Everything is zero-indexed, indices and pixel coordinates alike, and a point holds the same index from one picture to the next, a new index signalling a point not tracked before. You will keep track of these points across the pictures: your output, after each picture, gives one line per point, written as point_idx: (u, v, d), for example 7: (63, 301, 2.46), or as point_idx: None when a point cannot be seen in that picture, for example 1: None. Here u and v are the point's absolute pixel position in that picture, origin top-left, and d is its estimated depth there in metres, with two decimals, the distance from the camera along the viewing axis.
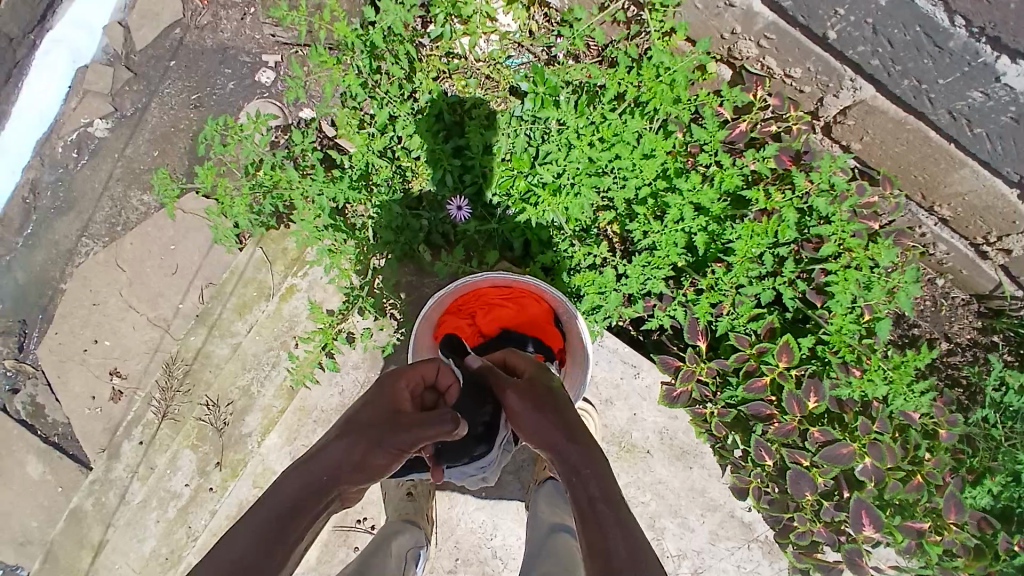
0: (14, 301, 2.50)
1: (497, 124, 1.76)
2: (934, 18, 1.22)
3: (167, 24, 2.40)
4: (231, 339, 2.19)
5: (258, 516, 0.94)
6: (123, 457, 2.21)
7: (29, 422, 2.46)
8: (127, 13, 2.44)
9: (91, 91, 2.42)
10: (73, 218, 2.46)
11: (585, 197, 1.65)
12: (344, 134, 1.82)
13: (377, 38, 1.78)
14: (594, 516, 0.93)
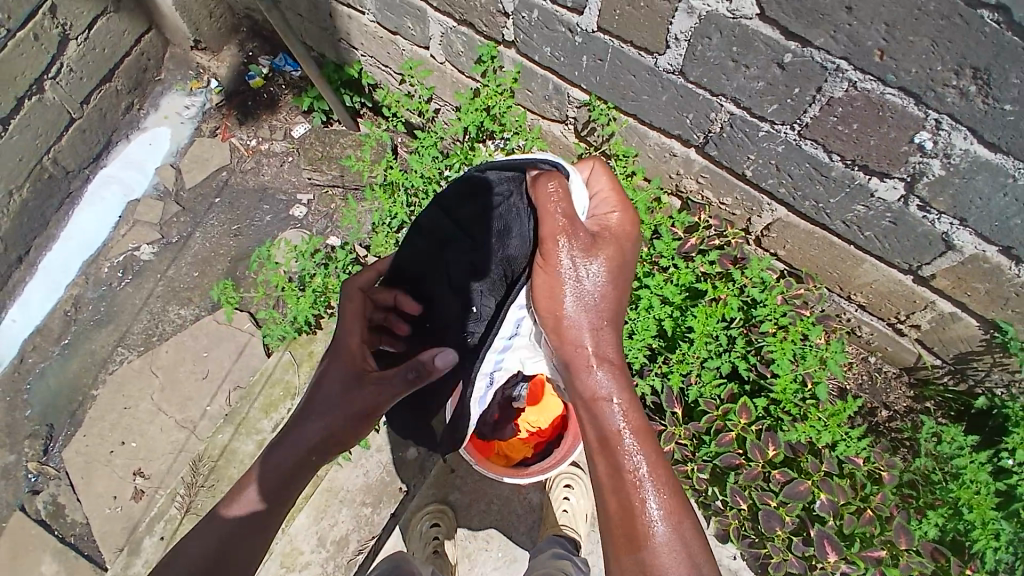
0: (45, 407, 2.68)
1: None
2: (817, 157, 1.68)
3: (214, 169, 2.87)
4: (257, 436, 2.42)
5: (250, 496, 1.31)
6: (144, 552, 2.31)
7: (48, 522, 2.53)
8: (179, 158, 2.91)
9: (141, 221, 2.83)
10: (111, 329, 2.73)
11: None
12: (381, 250, 2.21)
13: (416, 179, 2.24)
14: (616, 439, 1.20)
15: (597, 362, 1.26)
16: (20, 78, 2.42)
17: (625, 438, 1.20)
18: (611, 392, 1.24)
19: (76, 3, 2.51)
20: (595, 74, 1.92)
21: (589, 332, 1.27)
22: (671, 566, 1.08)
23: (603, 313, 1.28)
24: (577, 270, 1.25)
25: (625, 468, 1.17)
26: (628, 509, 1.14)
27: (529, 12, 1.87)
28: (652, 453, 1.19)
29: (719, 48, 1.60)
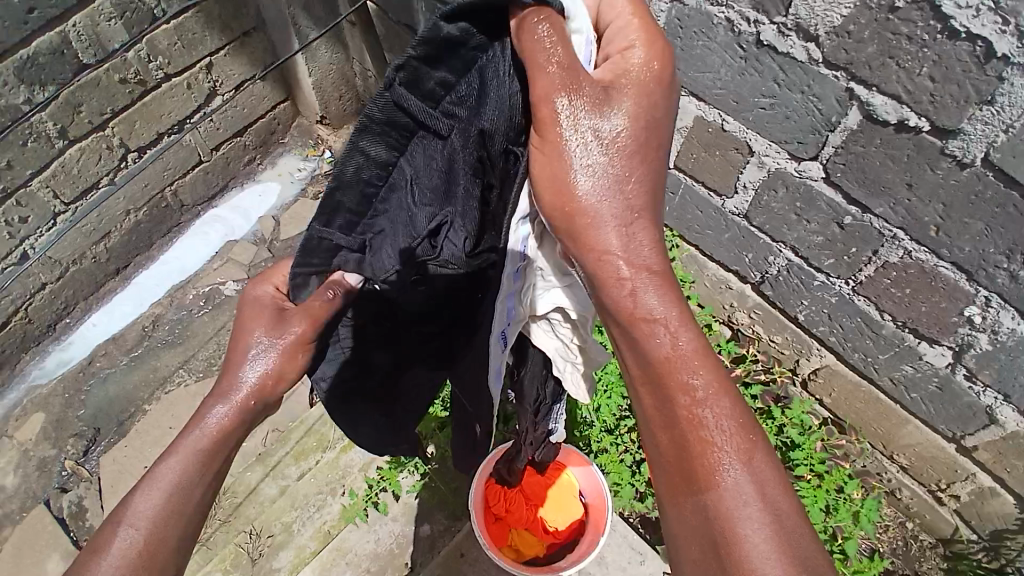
0: (97, 411, 2.82)
1: None
2: (869, 312, 1.75)
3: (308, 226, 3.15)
4: (281, 481, 2.38)
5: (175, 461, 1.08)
6: None
7: (66, 522, 2.58)
8: (280, 211, 3.22)
9: (233, 259, 3.10)
10: (178, 350, 2.92)
11: (614, 402, 2.30)
12: None
13: None
14: (664, 366, 0.93)
15: (628, 271, 0.95)
16: (165, 117, 2.86)
17: (679, 362, 0.92)
18: (653, 306, 0.94)
19: (231, 67, 2.96)
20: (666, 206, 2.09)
21: (614, 223, 0.96)
22: (747, 522, 0.84)
23: (631, 192, 0.97)
24: (593, 138, 0.95)
25: (683, 400, 0.91)
26: (691, 454, 0.89)
27: None
28: (714, 376, 0.93)
29: (783, 201, 1.76)
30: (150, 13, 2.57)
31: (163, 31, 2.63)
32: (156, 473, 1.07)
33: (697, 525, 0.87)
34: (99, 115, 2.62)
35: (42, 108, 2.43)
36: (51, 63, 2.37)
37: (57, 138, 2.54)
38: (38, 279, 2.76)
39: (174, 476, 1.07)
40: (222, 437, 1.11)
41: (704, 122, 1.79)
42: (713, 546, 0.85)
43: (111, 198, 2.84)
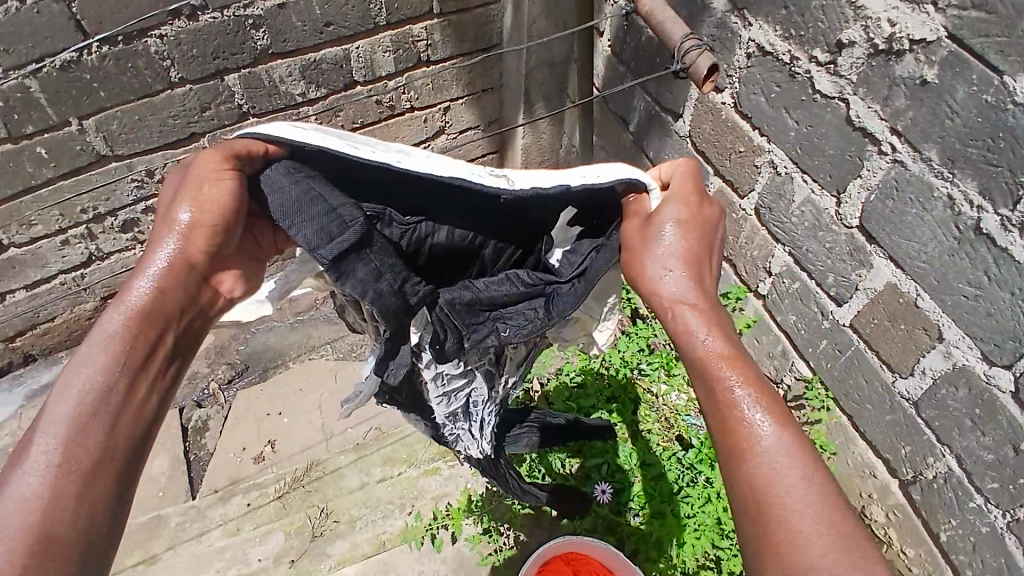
0: (254, 353, 3.24)
1: (662, 457, 2.34)
2: (1015, 557, 1.53)
3: None
4: (364, 476, 2.48)
5: (95, 338, 1.06)
6: (226, 507, 2.48)
7: (190, 433, 2.97)
8: None
9: None
10: (335, 328, 3.30)
11: (702, 547, 2.12)
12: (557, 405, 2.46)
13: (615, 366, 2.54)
14: (700, 370, 1.11)
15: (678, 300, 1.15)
16: (398, 139, 3.40)
17: (711, 363, 1.10)
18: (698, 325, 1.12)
19: (465, 114, 3.45)
20: (829, 363, 1.92)
21: (673, 267, 1.16)
22: (781, 479, 0.99)
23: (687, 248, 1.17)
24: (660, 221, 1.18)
25: (725, 394, 1.07)
26: (736, 436, 1.04)
27: (791, 280, 2.00)
28: (740, 369, 1.08)
29: (962, 402, 1.57)
30: (416, 56, 3.07)
31: (422, 71, 3.14)
32: (56, 394, 1.01)
33: (745, 491, 1.01)
34: (351, 123, 3.20)
35: (310, 103, 3.03)
36: (330, 70, 2.94)
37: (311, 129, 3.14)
38: None
39: (88, 367, 1.03)
40: (138, 311, 1.09)
41: (896, 291, 1.67)
42: (760, 509, 1.00)
43: None
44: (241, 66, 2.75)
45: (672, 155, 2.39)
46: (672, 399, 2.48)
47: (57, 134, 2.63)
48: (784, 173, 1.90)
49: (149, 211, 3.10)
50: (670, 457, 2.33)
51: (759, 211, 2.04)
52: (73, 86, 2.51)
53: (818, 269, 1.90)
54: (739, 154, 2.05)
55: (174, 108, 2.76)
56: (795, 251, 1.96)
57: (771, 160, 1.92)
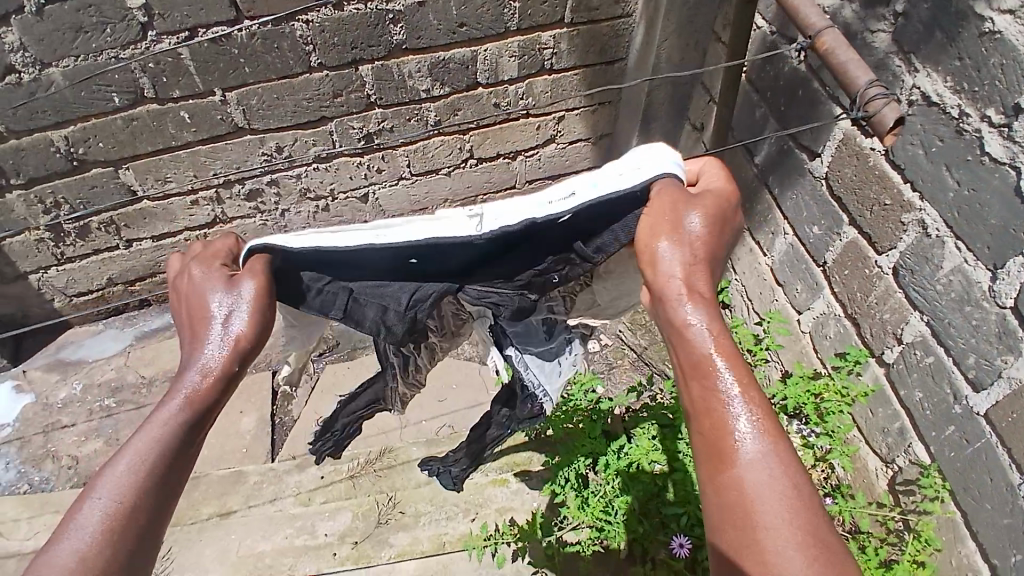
0: None
1: None
2: None
3: None
4: (433, 474, 2.52)
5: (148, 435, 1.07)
6: (302, 476, 2.59)
7: (275, 398, 3.10)
8: None
9: None
10: None
11: None
12: (641, 437, 2.36)
13: None
14: (701, 369, 1.14)
15: (692, 297, 1.17)
16: (508, 143, 3.41)
17: (711, 366, 1.13)
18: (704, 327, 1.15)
19: (578, 124, 3.41)
20: (953, 451, 1.77)
21: (687, 262, 1.19)
22: (759, 486, 1.03)
23: (704, 238, 1.20)
24: (683, 214, 1.20)
25: (714, 397, 1.12)
26: (718, 444, 1.09)
27: (923, 353, 1.82)
28: (740, 375, 1.12)
29: None
30: (540, 63, 3.05)
31: (543, 79, 3.13)
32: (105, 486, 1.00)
33: (725, 493, 1.06)
34: (467, 123, 3.24)
35: (433, 100, 3.09)
36: (456, 70, 2.99)
37: (431, 125, 3.20)
38: (364, 216, 3.56)
39: (140, 460, 1.04)
40: (193, 407, 1.11)
41: None
42: (733, 518, 1.03)
43: (441, 182, 3.51)
44: (375, 59, 2.84)
45: (800, 196, 2.26)
46: None
47: (201, 102, 2.81)
48: (934, 235, 1.74)
49: (272, 184, 3.27)
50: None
51: (898, 271, 1.88)
52: (221, 59, 2.66)
53: (957, 346, 1.71)
54: (883, 207, 1.90)
55: (310, 90, 2.88)
56: (934, 322, 1.77)
57: (921, 218, 1.77)
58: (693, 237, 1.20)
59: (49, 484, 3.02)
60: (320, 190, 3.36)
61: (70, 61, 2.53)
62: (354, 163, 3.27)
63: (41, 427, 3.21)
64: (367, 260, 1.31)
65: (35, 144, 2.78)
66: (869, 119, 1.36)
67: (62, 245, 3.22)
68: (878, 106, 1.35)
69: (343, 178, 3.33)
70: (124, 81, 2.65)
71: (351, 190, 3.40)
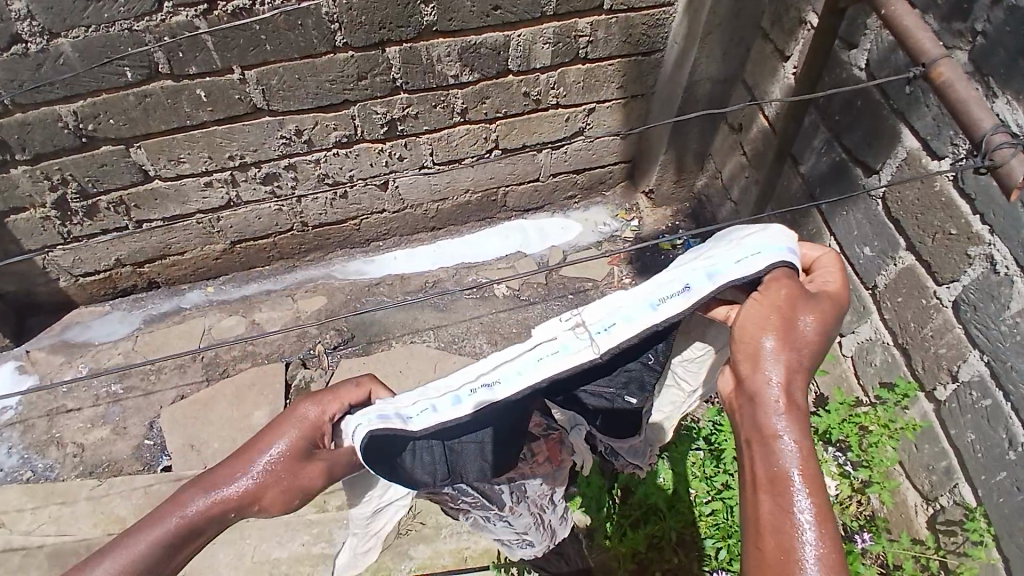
0: (361, 324, 3.30)
1: None
2: None
3: (588, 281, 3.39)
4: None
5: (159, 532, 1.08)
6: None
7: (290, 391, 3.05)
8: (571, 252, 3.55)
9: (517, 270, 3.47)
10: (439, 317, 3.30)
11: None
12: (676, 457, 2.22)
13: None
14: (778, 482, 1.04)
15: (787, 403, 1.08)
16: (535, 135, 3.27)
17: (790, 484, 1.03)
18: (790, 437, 1.06)
19: (608, 117, 3.27)
20: (1002, 497, 1.70)
21: (790, 366, 1.10)
22: None
23: (809, 343, 1.12)
24: (797, 312, 1.12)
25: (785, 516, 1.02)
26: (778, 568, 0.99)
27: (980, 395, 1.75)
28: (818, 503, 1.02)
29: None
30: (575, 52, 2.90)
31: (577, 67, 2.97)
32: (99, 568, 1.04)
33: None
34: (494, 112, 3.10)
35: (461, 87, 2.95)
36: (486, 56, 2.83)
37: (457, 113, 3.07)
38: (383, 205, 3.44)
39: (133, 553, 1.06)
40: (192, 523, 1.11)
41: None
42: None
43: (464, 173, 3.37)
44: (403, 41, 2.69)
45: (853, 215, 2.16)
46: None
47: (219, 79, 2.66)
48: (1002, 272, 1.65)
49: (289, 168, 3.13)
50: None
51: (959, 305, 1.79)
52: (242, 35, 2.52)
53: (1017, 391, 1.64)
54: (948, 237, 1.80)
55: (334, 72, 2.74)
56: (994, 362, 1.70)
57: (989, 253, 1.68)
58: (800, 340, 1.11)
59: (52, 473, 2.96)
60: (339, 177, 3.22)
61: (80, 32, 2.39)
62: (376, 150, 3.15)
63: (46, 410, 3.13)
64: (486, 420, 1.32)
65: (42, 119, 2.64)
66: (995, 170, 1.25)
67: (70, 224, 3.10)
68: (1006, 156, 1.23)
69: (363, 165, 3.20)
70: (138, 56, 2.50)
71: (370, 177, 3.26)
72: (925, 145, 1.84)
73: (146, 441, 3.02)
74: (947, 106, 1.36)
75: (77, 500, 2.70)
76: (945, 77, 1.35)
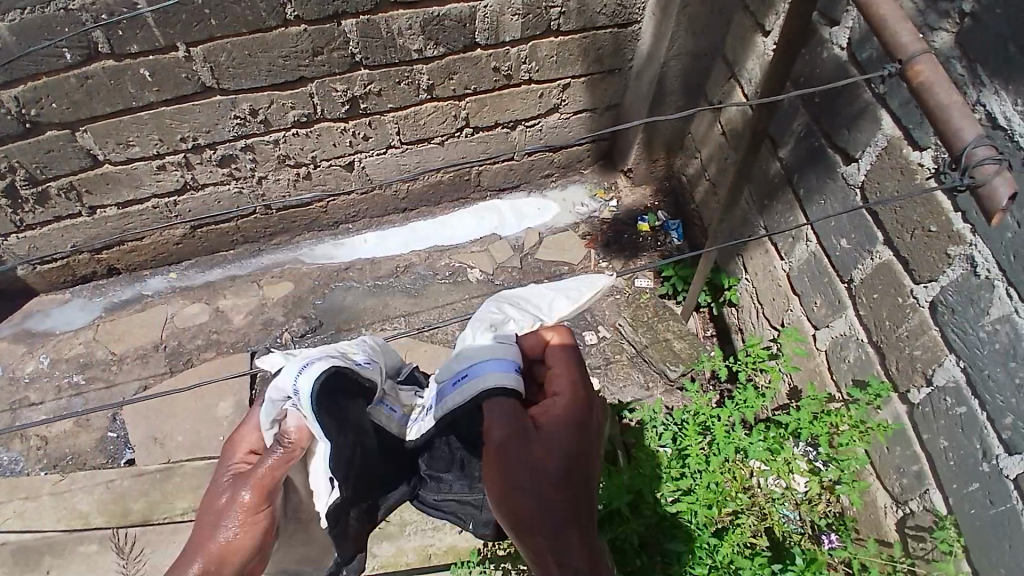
0: (328, 310, 3.18)
1: (755, 558, 1.95)
2: None
3: (565, 259, 3.28)
4: None
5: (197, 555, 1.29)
6: None
7: (256, 381, 3.00)
8: (546, 230, 3.42)
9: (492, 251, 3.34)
10: (411, 301, 3.19)
11: None
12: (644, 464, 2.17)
13: (713, 424, 2.19)
14: None
15: (557, 530, 1.22)
16: (508, 112, 3.11)
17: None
18: (572, 552, 1.21)
19: (583, 93, 3.12)
20: (973, 509, 1.64)
21: (550, 497, 1.23)
22: None
23: (562, 461, 1.28)
24: (538, 443, 1.29)
25: None
26: None
27: (955, 402, 1.67)
28: None
29: None
30: (546, 24, 2.71)
31: (548, 41, 2.79)
32: None
33: None
34: (462, 89, 2.92)
35: (426, 61, 2.76)
36: (451, 29, 2.64)
37: (423, 90, 2.88)
38: (350, 186, 3.26)
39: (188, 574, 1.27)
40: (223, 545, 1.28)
41: None
42: None
43: (434, 152, 3.21)
44: (361, 12, 2.50)
45: (829, 204, 2.06)
46: (768, 485, 2.12)
47: (164, 58, 2.48)
48: (984, 275, 1.55)
49: (247, 150, 2.96)
50: (757, 562, 1.92)
51: (936, 306, 1.70)
52: (184, 9, 2.33)
53: (993, 401, 1.56)
54: (927, 235, 1.69)
55: (287, 47, 2.55)
56: (970, 369, 1.62)
57: (970, 254, 1.58)
58: (551, 466, 1.26)
59: (18, 466, 2.88)
60: (301, 158, 3.05)
61: (16, 14, 2.22)
62: (338, 130, 2.96)
63: (9, 403, 3.04)
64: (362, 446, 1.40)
65: None
66: (975, 188, 1.16)
67: (21, 211, 2.95)
68: (988, 174, 1.14)
69: (325, 145, 3.02)
70: (77, 36, 2.32)
71: (334, 158, 3.09)
72: (906, 134, 1.71)
73: (109, 433, 2.93)
74: (923, 108, 1.24)
75: (41, 496, 2.60)
76: (922, 76, 1.23)
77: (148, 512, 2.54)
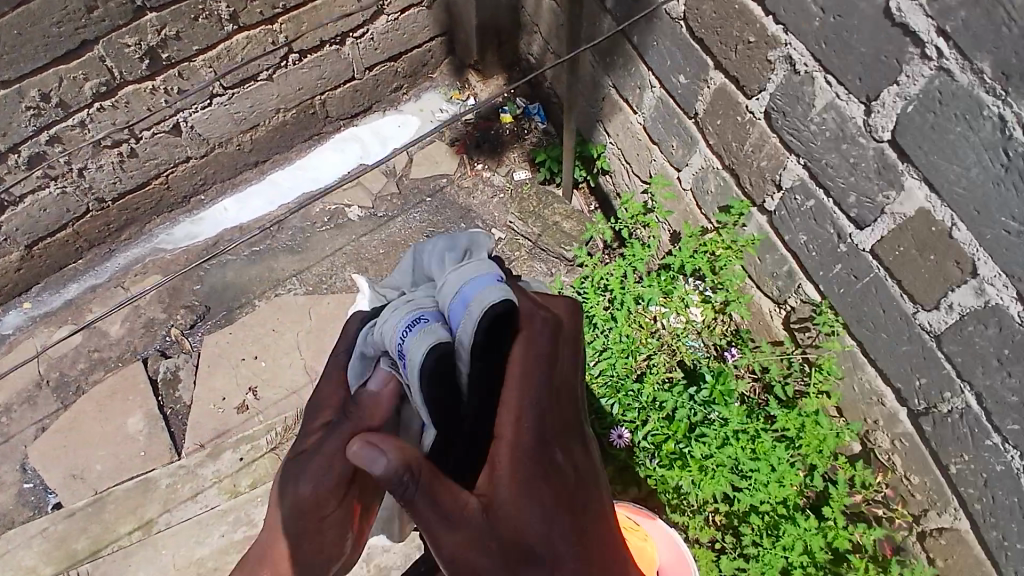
0: (211, 292, 3.00)
1: (674, 389, 2.09)
2: None
3: (439, 172, 3.20)
4: None
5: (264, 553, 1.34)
6: (219, 462, 2.50)
7: (159, 385, 2.84)
8: (415, 148, 3.30)
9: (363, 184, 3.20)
10: (296, 259, 3.05)
11: (718, 488, 1.87)
12: None
13: (608, 283, 2.26)
14: None
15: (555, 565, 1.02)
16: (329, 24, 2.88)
17: None
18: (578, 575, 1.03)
19: None
20: (842, 288, 1.78)
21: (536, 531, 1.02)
22: None
23: (533, 486, 1.04)
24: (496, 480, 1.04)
25: None
26: None
27: (804, 197, 1.77)
28: None
29: (991, 342, 1.42)
30: None
31: None
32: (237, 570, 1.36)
33: None
34: (269, 9, 2.68)
35: None
36: None
37: (227, 22, 2.62)
38: (185, 152, 2.97)
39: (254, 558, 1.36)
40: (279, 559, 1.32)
41: (929, 218, 1.46)
42: None
43: (266, 91, 2.96)
44: None
45: (662, 43, 2.04)
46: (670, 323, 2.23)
47: None
48: (803, 71, 1.60)
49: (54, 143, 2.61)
50: (675, 392, 2.06)
51: (770, 114, 1.76)
52: None
53: (836, 187, 1.65)
54: (748, 46, 1.72)
55: (56, 11, 2.24)
56: (810, 164, 1.70)
57: (787, 54, 1.62)
58: (523, 500, 1.03)
59: None
60: (117, 136, 2.72)
61: None
62: (145, 91, 2.65)
63: None
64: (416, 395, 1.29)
65: None
66: None
67: None
68: None
69: (139, 113, 2.72)
70: None
71: (155, 123, 2.78)
72: None
73: (26, 485, 2.68)
74: None
75: None
76: None
77: (99, 542, 2.38)
